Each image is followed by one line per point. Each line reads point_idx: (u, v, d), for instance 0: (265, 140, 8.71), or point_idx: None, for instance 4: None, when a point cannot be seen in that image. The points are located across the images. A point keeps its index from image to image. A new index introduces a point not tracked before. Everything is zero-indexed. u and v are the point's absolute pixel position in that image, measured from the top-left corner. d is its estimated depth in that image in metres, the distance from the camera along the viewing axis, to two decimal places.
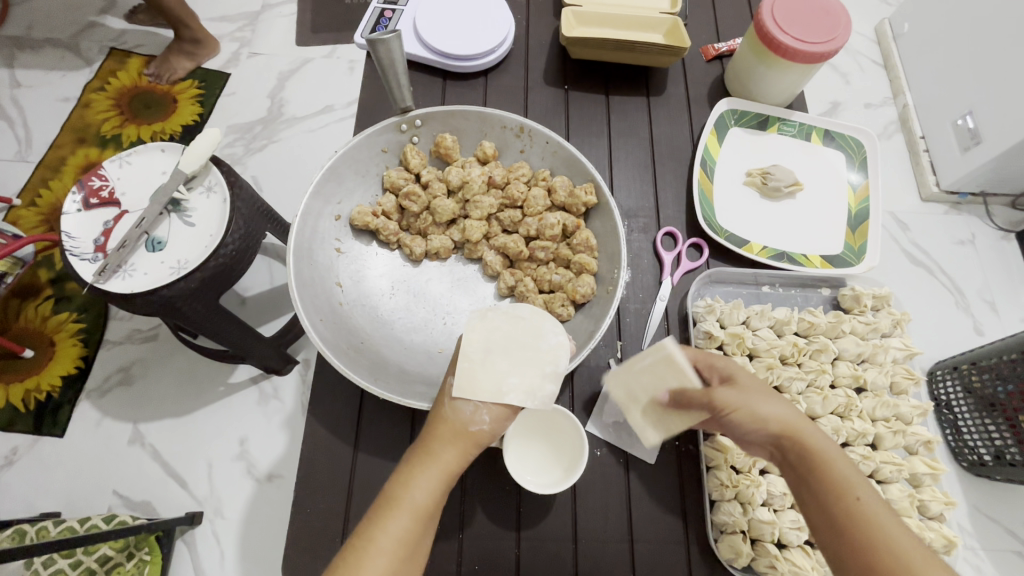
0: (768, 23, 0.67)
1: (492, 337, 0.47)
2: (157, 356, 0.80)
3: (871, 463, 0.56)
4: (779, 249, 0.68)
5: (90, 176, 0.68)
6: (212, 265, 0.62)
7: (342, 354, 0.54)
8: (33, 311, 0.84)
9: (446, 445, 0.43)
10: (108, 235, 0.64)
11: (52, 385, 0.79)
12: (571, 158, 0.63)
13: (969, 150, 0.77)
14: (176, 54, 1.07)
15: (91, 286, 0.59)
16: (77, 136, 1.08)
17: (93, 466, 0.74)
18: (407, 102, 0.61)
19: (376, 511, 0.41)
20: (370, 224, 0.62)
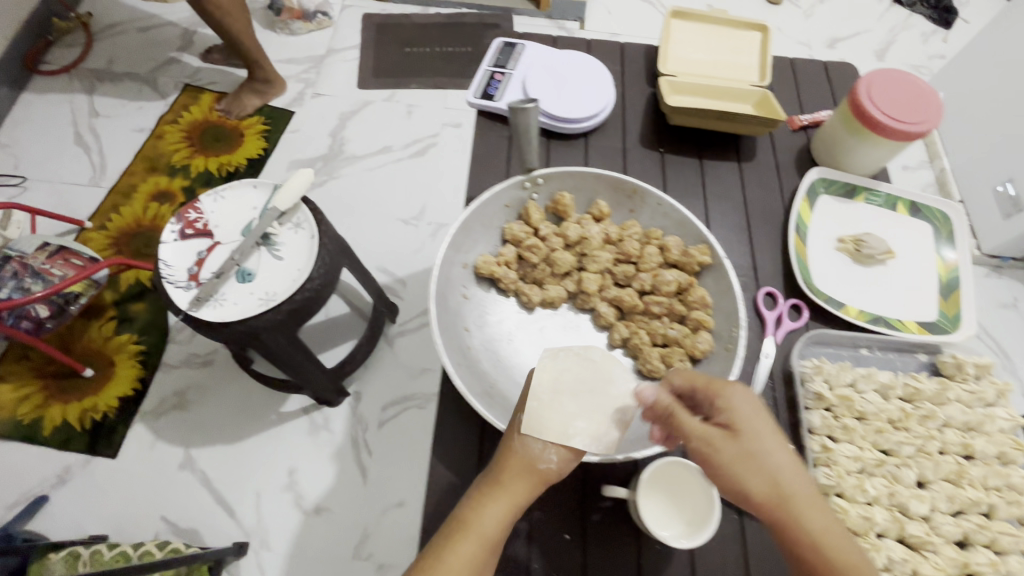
0: (863, 102, 0.71)
1: (563, 380, 0.48)
2: (213, 381, 1.01)
3: (988, 533, 0.57)
4: (876, 312, 0.70)
5: (189, 211, 0.89)
6: (297, 297, 0.81)
7: (478, 397, 0.57)
8: (97, 332, 1.06)
9: (515, 477, 0.45)
10: (202, 267, 0.83)
11: (108, 406, 0.99)
12: (683, 220, 0.66)
13: (1011, 216, 0.87)
14: (248, 93, 1.37)
15: (188, 311, 0.79)
16: (148, 166, 1.33)
17: (148, 496, 0.92)
18: (533, 162, 0.66)
19: (445, 535, 0.43)
20: (493, 273, 0.65)
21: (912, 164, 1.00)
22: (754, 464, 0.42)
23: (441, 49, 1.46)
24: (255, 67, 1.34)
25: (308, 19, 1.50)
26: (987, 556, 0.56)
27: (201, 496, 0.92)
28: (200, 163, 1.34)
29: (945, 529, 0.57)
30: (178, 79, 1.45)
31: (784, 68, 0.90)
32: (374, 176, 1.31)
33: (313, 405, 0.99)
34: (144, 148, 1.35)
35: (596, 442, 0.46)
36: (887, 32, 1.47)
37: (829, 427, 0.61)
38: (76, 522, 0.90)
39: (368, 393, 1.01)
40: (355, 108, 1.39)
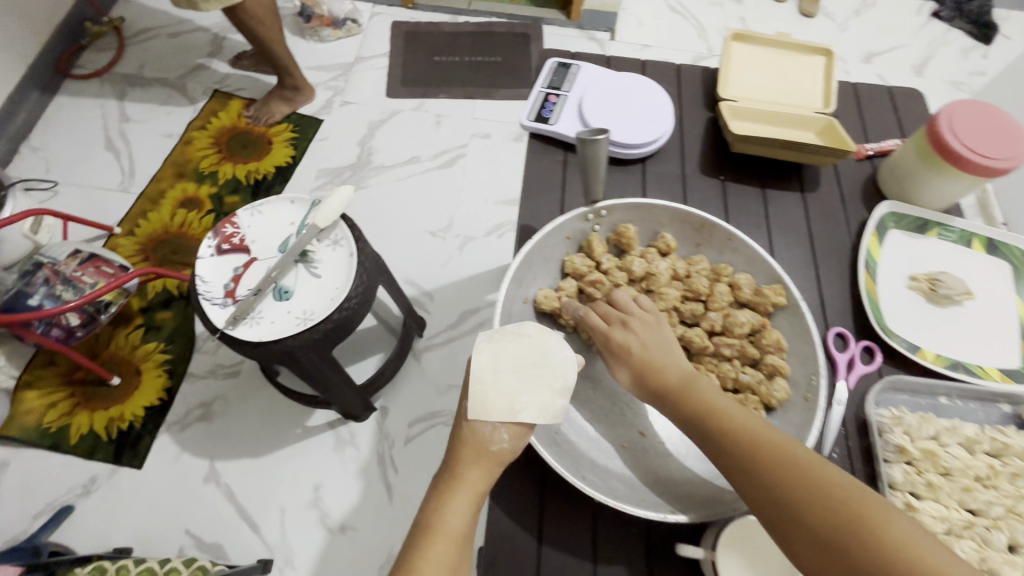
0: (944, 133, 0.68)
1: (504, 360, 0.49)
2: (235, 392, 1.12)
3: None
4: (953, 358, 0.67)
5: (226, 225, 0.91)
6: (336, 317, 0.84)
7: (546, 445, 0.55)
8: (124, 341, 1.16)
9: (470, 466, 0.47)
10: (239, 283, 0.85)
11: (134, 416, 1.09)
12: (755, 257, 0.63)
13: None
14: (278, 100, 1.35)
15: (225, 330, 0.81)
16: (177, 171, 1.32)
17: (170, 507, 1.01)
18: (597, 195, 0.64)
19: (416, 543, 0.45)
20: (555, 308, 0.63)
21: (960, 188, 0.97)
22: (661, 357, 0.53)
23: (472, 58, 1.46)
24: (285, 75, 1.33)
25: (337, 27, 1.48)
26: None
27: (223, 508, 1.01)
28: (228, 170, 1.33)
29: None
30: (208, 86, 1.44)
31: (848, 94, 0.87)
32: (401, 186, 1.32)
33: (339, 419, 1.09)
34: (173, 154, 1.35)
35: (540, 413, 0.48)
36: (925, 49, 1.44)
37: (912, 483, 0.58)
38: (101, 533, 0.99)
39: (394, 408, 1.10)
40: (384, 118, 1.39)
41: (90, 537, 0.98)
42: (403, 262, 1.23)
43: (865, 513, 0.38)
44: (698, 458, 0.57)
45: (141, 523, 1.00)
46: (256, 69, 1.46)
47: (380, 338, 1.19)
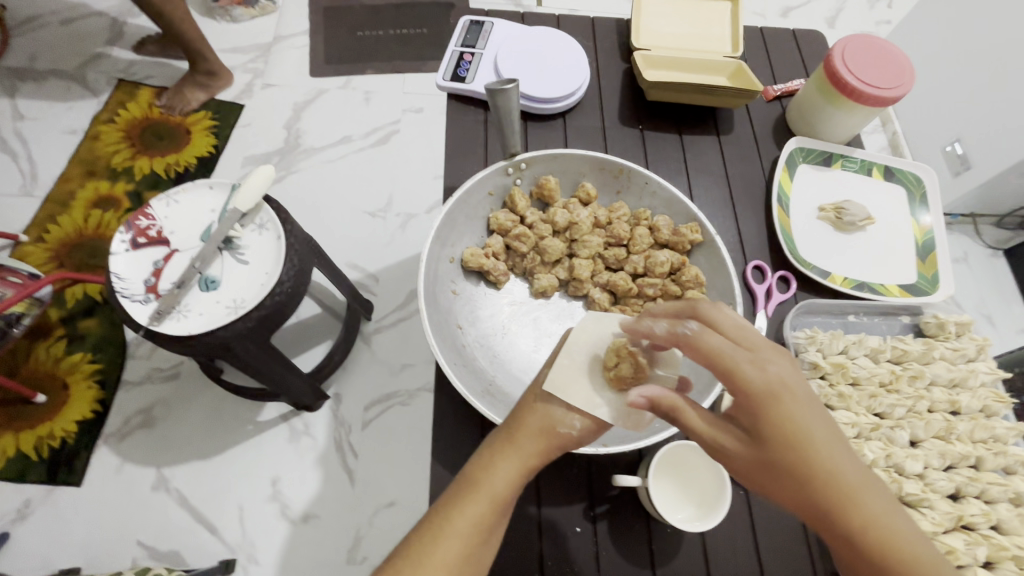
0: (838, 68, 0.71)
1: (601, 350, 0.52)
2: (178, 396, 0.96)
3: (979, 484, 0.59)
4: (859, 279, 0.71)
5: (139, 216, 0.79)
6: (266, 304, 0.74)
7: (480, 396, 0.55)
8: (45, 352, 1.00)
9: (531, 437, 0.46)
10: (159, 277, 0.75)
11: (67, 431, 0.93)
12: (671, 199, 0.65)
13: (960, 173, 1.05)
14: (191, 87, 1.26)
15: (148, 327, 0.71)
16: (86, 170, 1.22)
17: (114, 518, 0.87)
18: (515, 147, 0.63)
19: (458, 492, 0.44)
20: (482, 265, 0.63)
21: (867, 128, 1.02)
22: (799, 438, 0.38)
23: (396, 31, 1.36)
24: (198, 60, 1.24)
25: (249, 5, 1.38)
26: (979, 508, 0.58)
27: (177, 515, 0.87)
28: (145, 164, 1.23)
29: (940, 485, 0.59)
30: (111, 75, 1.32)
31: (756, 39, 0.90)
32: (335, 169, 1.23)
33: (293, 412, 0.95)
34: (78, 151, 1.23)
35: (617, 413, 0.48)
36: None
37: (826, 396, 0.62)
38: (42, 558, 0.84)
39: (347, 394, 0.97)
40: (309, 98, 1.30)
41: (33, 565, 0.83)
42: (342, 246, 1.13)
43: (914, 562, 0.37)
44: None
45: (89, 538, 0.85)
46: (165, 55, 1.35)
47: (326, 328, 1.09)
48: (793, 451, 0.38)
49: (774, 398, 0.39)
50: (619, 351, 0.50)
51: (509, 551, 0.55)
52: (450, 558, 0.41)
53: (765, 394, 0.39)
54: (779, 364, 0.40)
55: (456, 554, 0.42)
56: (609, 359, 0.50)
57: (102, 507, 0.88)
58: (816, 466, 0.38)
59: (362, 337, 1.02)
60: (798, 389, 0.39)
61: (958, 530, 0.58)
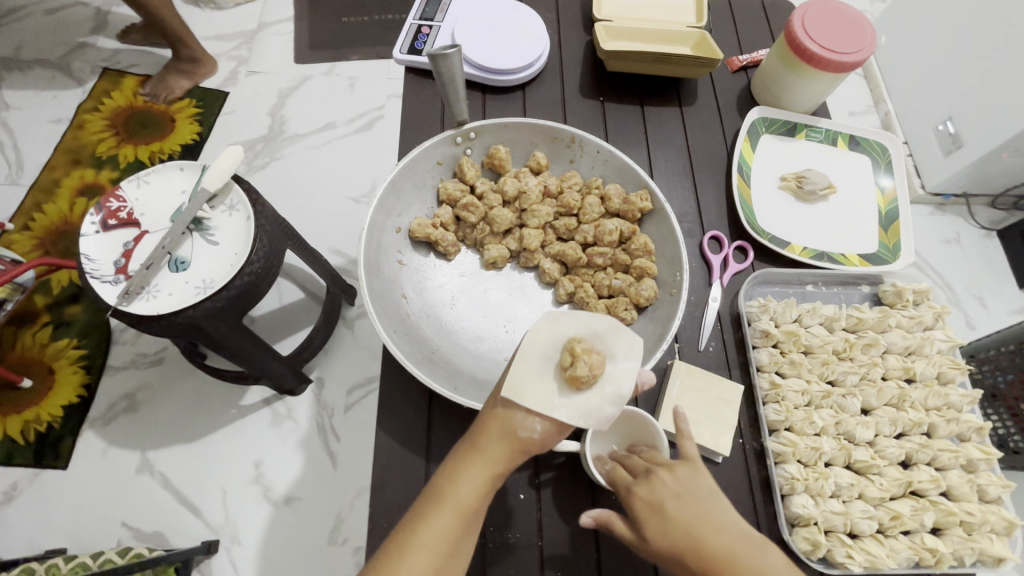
0: (798, 34, 0.70)
1: (559, 346, 0.46)
2: (163, 381, 0.94)
3: (929, 451, 0.58)
4: (819, 249, 0.70)
5: (109, 198, 0.74)
6: (237, 284, 0.69)
7: (418, 364, 0.55)
8: (30, 338, 0.97)
9: (494, 442, 0.43)
10: (129, 258, 0.70)
11: (53, 416, 0.91)
12: (623, 166, 0.64)
13: (951, 154, 0.92)
14: (174, 74, 1.24)
15: (116, 309, 0.66)
16: (72, 158, 1.21)
17: (96, 502, 0.85)
18: (462, 116, 0.62)
19: (423, 504, 0.42)
20: (429, 236, 0.62)
21: (859, 109, 1.05)
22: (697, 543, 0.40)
23: (380, 16, 1.31)
24: (179, 47, 1.22)
25: None
26: (928, 473, 0.58)
27: (160, 497, 0.85)
28: (130, 152, 1.22)
29: (889, 452, 0.58)
30: (95, 64, 1.31)
31: (722, 9, 0.88)
32: (318, 155, 1.21)
33: (275, 395, 0.92)
34: (63, 139, 1.23)
35: (580, 415, 0.43)
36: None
37: (777, 363, 0.61)
38: (29, 539, 0.83)
39: (331, 377, 0.94)
40: (293, 84, 1.27)
41: (17, 544, 0.82)
42: (325, 231, 1.11)
43: None
44: None
45: (72, 522, 0.84)
46: (149, 42, 1.34)
47: (306, 311, 1.07)
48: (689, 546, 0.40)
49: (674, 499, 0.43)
50: (574, 348, 0.44)
51: None
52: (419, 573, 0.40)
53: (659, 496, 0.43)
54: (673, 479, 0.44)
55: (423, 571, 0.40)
56: (564, 358, 0.44)
57: (84, 491, 0.86)
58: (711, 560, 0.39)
59: (344, 320, 0.97)
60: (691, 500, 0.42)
61: (906, 497, 0.57)
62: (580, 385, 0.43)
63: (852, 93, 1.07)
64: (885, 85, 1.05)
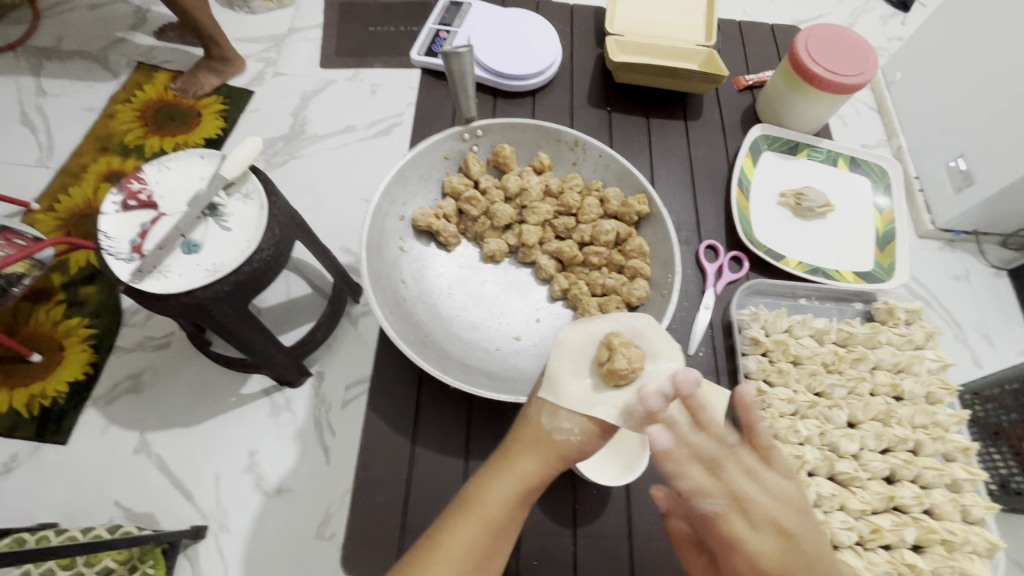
0: (802, 55, 0.72)
1: (596, 344, 0.49)
2: (167, 363, 0.96)
3: (913, 468, 0.58)
4: (814, 264, 0.71)
5: (131, 180, 0.78)
6: (246, 268, 0.71)
7: (410, 344, 0.56)
8: (44, 314, 1.00)
9: (528, 453, 0.43)
10: (145, 238, 0.72)
11: (59, 391, 0.93)
12: (623, 171, 0.66)
13: (963, 190, 0.93)
14: (205, 72, 1.29)
15: (128, 284, 0.68)
16: (100, 146, 1.26)
17: (93, 478, 0.87)
18: (471, 113, 0.65)
19: (453, 512, 0.42)
20: (431, 225, 0.64)
21: (871, 142, 1.07)
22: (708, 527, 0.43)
23: (407, 29, 1.34)
24: (212, 46, 1.27)
25: None
26: (913, 490, 0.58)
27: (155, 479, 0.87)
28: (156, 143, 1.27)
29: (873, 466, 0.58)
30: (131, 58, 1.37)
31: (732, 32, 0.91)
32: (337, 156, 1.25)
33: (274, 385, 0.94)
34: (94, 128, 1.28)
35: (617, 409, 0.45)
36: (855, 10, 1.36)
37: (765, 370, 0.62)
38: (24, 511, 0.84)
39: (332, 370, 0.95)
40: (318, 88, 1.31)
41: (13, 514, 0.84)
42: (337, 229, 1.15)
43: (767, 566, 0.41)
44: None
45: (67, 496, 0.86)
46: (183, 41, 1.40)
47: (311, 304, 1.10)
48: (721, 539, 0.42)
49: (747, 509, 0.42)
50: (611, 344, 0.47)
51: (431, 504, 0.56)
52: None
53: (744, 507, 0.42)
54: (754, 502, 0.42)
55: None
56: (601, 353, 0.47)
57: (81, 467, 0.88)
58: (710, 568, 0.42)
59: (348, 316, 0.99)
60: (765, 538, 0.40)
61: (888, 512, 0.57)
62: (619, 380, 0.46)
63: (864, 126, 1.09)
64: (898, 120, 1.07)
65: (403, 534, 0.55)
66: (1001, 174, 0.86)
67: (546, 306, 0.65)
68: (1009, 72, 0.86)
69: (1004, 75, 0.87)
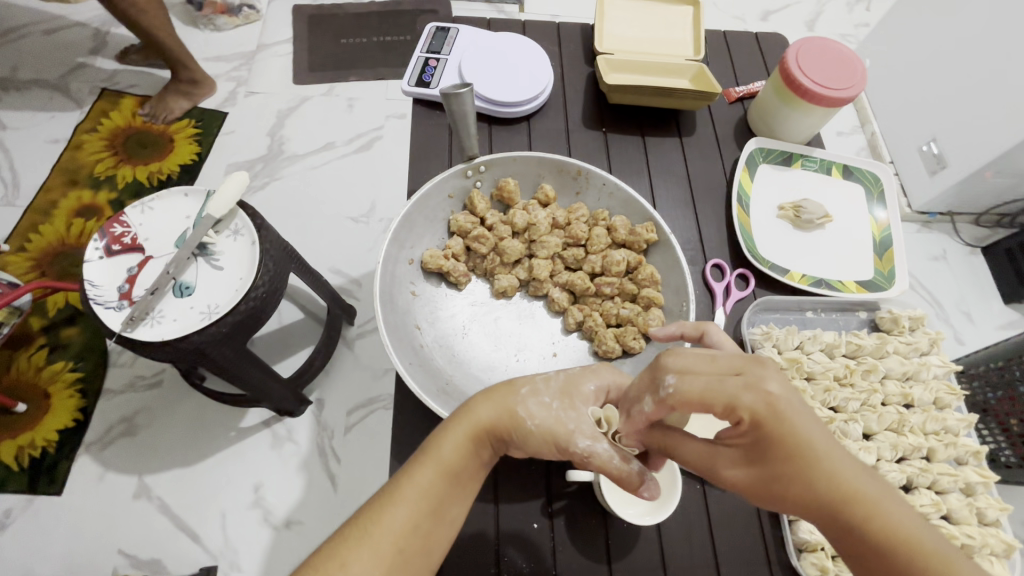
0: (792, 69, 0.73)
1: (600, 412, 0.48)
2: (160, 402, 0.93)
3: (929, 475, 0.60)
4: (818, 276, 0.73)
5: (113, 224, 0.74)
6: (241, 308, 0.69)
7: (433, 395, 0.55)
8: (26, 361, 0.96)
9: (483, 404, 0.46)
10: (133, 284, 0.70)
11: (48, 440, 0.90)
12: (628, 199, 0.66)
13: (936, 173, 0.96)
14: (174, 95, 1.24)
15: (120, 335, 0.66)
16: (69, 179, 1.21)
17: (94, 525, 0.84)
18: (473, 150, 0.64)
19: (413, 461, 0.45)
20: (442, 266, 0.63)
21: (846, 129, 1.08)
22: (828, 496, 0.36)
23: (381, 41, 1.31)
24: (178, 67, 1.22)
25: (234, 14, 1.37)
26: (929, 497, 0.59)
27: (159, 523, 0.84)
28: (128, 172, 1.22)
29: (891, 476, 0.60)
30: (95, 84, 1.32)
31: (718, 40, 0.91)
32: (318, 174, 1.22)
33: (274, 416, 0.91)
34: (61, 159, 1.23)
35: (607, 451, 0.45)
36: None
37: None
38: (22, 567, 0.81)
39: (331, 398, 0.93)
40: (293, 105, 1.28)
41: (11, 572, 0.80)
42: (324, 250, 1.12)
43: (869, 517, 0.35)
44: None
45: (67, 547, 0.82)
46: (147, 63, 1.35)
47: (307, 331, 1.07)
48: (852, 536, 0.35)
49: (776, 420, 0.36)
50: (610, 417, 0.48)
51: (465, 547, 0.56)
52: (400, 525, 0.42)
53: (763, 404, 0.36)
54: (775, 379, 0.37)
55: (404, 521, 0.42)
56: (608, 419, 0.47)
57: (79, 517, 0.84)
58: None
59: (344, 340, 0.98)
60: (810, 432, 0.36)
61: None
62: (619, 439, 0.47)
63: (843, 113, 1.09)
64: (871, 106, 1.08)
65: None
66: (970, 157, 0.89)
67: (562, 340, 0.65)
68: (977, 61, 0.88)
69: (973, 63, 0.89)
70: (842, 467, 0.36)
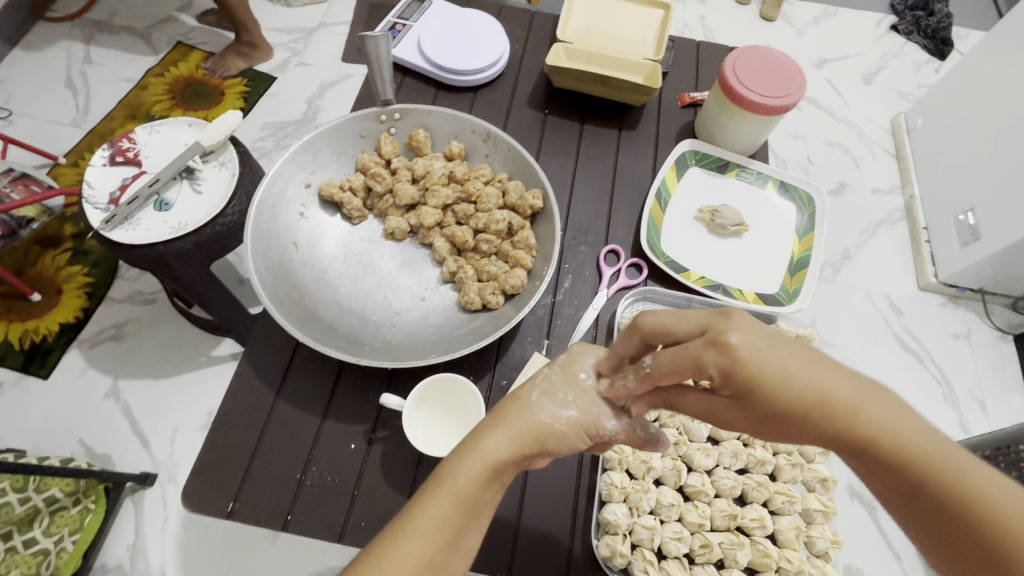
0: (726, 72, 0.72)
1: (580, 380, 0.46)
2: (150, 318, 0.86)
3: (764, 490, 0.57)
4: (716, 281, 0.71)
5: (122, 138, 0.67)
6: (209, 230, 0.59)
7: (277, 300, 0.59)
8: (51, 259, 0.93)
9: (500, 431, 0.42)
10: (122, 191, 0.61)
11: (49, 329, 0.86)
12: (526, 165, 0.68)
13: (968, 246, 0.82)
14: (233, 55, 1.21)
15: (95, 233, 0.57)
16: (129, 113, 1.21)
17: (67, 414, 0.79)
18: (387, 95, 0.69)
19: (425, 490, 0.41)
20: (334, 196, 0.68)
21: (882, 187, 0.97)
22: (836, 431, 0.36)
23: None
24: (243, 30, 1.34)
25: None
26: (758, 512, 0.57)
27: (119, 426, 0.78)
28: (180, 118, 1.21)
29: (723, 484, 0.57)
30: None
31: (688, 48, 0.92)
32: None
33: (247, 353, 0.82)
34: (126, 97, 1.23)
35: (579, 417, 0.44)
36: None
37: None
38: None
39: None
40: None
41: None
42: None
43: (886, 442, 0.35)
44: (436, 333, 0.63)
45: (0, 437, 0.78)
46: None
47: None
48: (903, 478, 0.35)
49: (743, 370, 0.36)
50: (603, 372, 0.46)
51: (280, 450, 0.58)
52: (412, 560, 0.37)
53: (729, 359, 0.36)
54: (736, 329, 0.37)
55: (418, 558, 0.38)
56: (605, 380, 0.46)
57: None
58: (988, 522, 0.32)
59: None
60: (783, 365, 0.36)
61: (730, 531, 0.56)
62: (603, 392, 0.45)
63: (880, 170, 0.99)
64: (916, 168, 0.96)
65: (247, 474, 0.57)
66: (1007, 229, 0.76)
67: (435, 287, 0.67)
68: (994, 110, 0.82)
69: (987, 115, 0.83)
70: (834, 397, 0.36)
